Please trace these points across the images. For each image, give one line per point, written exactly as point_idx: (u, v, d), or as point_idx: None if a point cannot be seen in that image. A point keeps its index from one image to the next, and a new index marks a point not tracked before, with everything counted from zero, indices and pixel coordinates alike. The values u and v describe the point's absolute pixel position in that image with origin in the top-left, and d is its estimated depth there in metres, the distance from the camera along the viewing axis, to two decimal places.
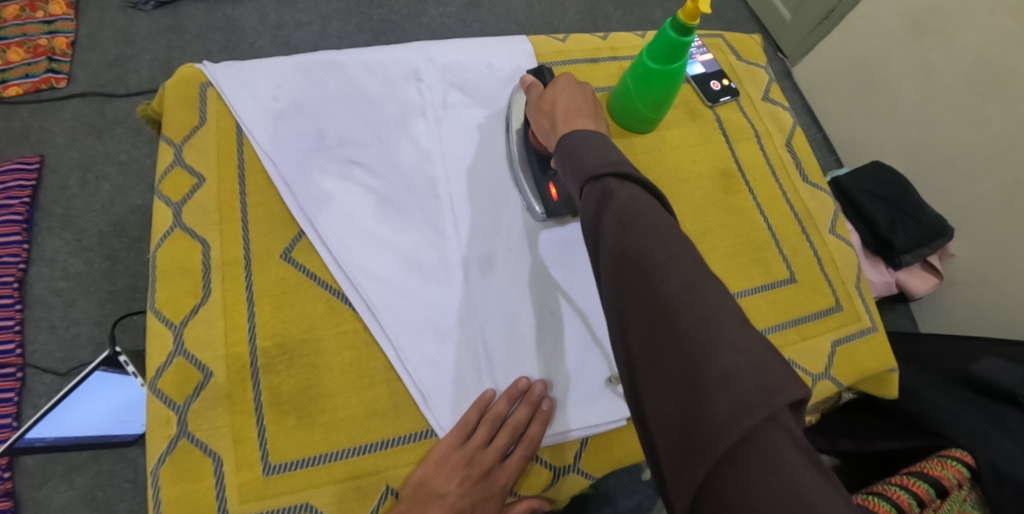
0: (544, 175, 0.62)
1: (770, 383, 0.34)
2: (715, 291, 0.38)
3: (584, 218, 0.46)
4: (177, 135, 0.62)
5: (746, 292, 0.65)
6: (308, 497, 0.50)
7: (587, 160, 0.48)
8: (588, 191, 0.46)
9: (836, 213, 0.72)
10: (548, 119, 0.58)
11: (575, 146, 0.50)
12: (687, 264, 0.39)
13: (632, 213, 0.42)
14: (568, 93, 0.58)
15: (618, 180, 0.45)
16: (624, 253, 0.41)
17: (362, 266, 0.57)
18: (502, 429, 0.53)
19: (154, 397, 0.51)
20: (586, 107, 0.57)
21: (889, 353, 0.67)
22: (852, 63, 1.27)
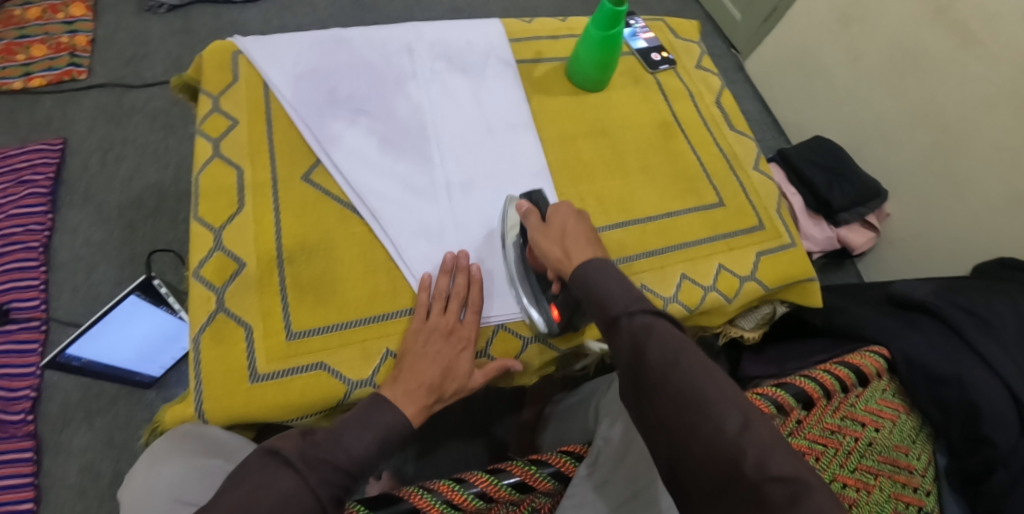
0: (545, 291, 0.67)
1: (825, 510, 0.44)
2: (760, 428, 0.48)
3: (619, 349, 0.56)
4: (215, 89, 0.76)
5: (682, 212, 0.78)
6: (322, 357, 0.61)
7: (614, 298, 0.59)
8: (623, 326, 0.57)
9: (758, 155, 0.87)
10: (554, 244, 0.64)
11: (596, 278, 0.60)
12: (733, 405, 0.50)
13: (671, 352, 0.53)
14: (580, 222, 0.66)
15: (654, 322, 0.56)
16: (666, 388, 0.52)
17: (367, 186, 0.70)
18: (451, 298, 0.64)
19: (196, 281, 0.63)
20: (594, 235, 0.65)
21: (806, 264, 0.80)
22: (795, 55, 1.46)
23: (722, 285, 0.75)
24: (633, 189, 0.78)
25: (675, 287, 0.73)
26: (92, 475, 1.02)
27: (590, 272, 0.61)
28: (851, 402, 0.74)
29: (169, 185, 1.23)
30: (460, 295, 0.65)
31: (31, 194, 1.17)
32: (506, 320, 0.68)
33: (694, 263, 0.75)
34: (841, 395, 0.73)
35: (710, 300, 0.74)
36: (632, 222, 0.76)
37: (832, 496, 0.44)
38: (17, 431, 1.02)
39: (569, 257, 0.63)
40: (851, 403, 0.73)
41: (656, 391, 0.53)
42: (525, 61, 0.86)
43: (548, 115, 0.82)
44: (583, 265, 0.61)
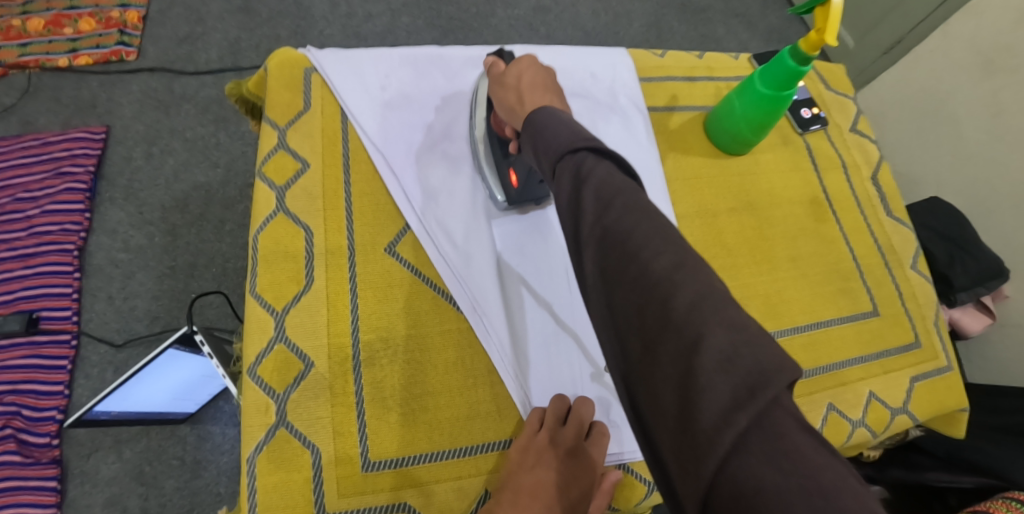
0: (505, 161, 0.60)
1: (777, 355, 0.30)
2: (703, 269, 0.34)
3: (558, 193, 0.42)
4: (281, 118, 0.62)
5: (834, 320, 0.66)
6: (406, 497, 0.50)
7: (561, 137, 0.44)
8: (561, 169, 0.42)
9: (918, 250, 0.75)
10: (512, 98, 0.53)
11: (542, 123, 0.46)
12: (669, 240, 0.36)
13: (610, 193, 0.38)
14: (530, 69, 0.54)
15: (597, 161, 0.41)
16: (604, 236, 0.38)
17: (467, 257, 0.59)
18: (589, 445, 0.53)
19: (252, 383, 0.52)
20: (553, 82, 0.54)
21: (963, 391, 0.70)
22: (924, 96, 1.30)
23: (872, 420, 0.64)
24: (781, 286, 0.66)
25: (821, 422, 0.62)
26: (118, 511, 0.93)
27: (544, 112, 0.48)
28: None
29: (215, 188, 1.12)
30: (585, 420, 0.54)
31: (69, 188, 1.07)
32: (628, 460, 0.56)
33: (844, 389, 0.64)
34: None
35: (858, 439, 0.63)
36: (827, 322, 0.66)
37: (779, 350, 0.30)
38: (41, 456, 0.93)
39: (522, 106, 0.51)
40: None
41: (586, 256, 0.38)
42: (658, 108, 0.71)
43: (684, 184, 0.68)
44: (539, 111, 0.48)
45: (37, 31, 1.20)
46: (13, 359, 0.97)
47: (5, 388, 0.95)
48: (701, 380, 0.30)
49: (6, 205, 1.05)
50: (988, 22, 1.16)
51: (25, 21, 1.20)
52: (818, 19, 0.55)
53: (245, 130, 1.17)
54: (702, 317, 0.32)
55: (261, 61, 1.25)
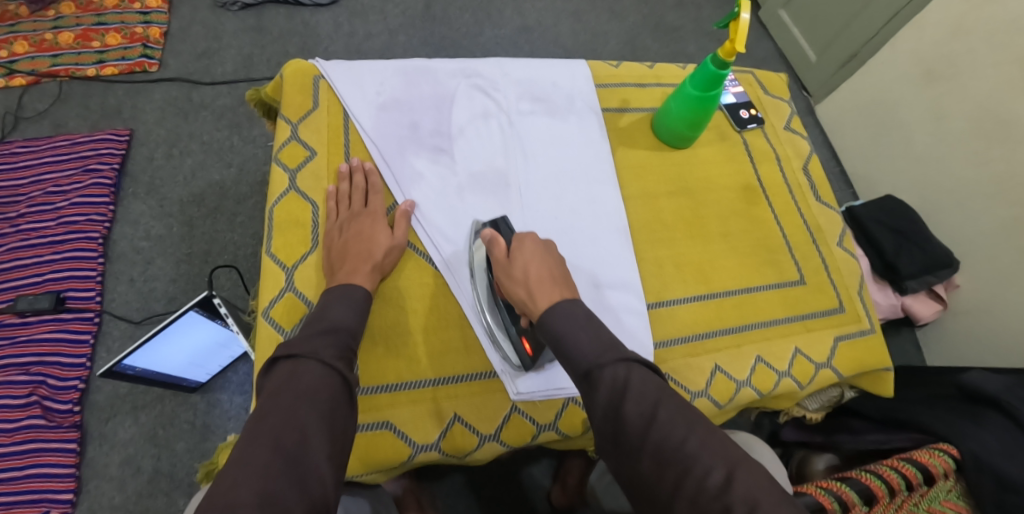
0: (516, 328, 0.64)
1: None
2: (749, 475, 0.46)
3: (596, 401, 0.53)
4: (294, 115, 0.75)
5: (763, 286, 0.78)
6: (388, 414, 0.61)
7: (586, 347, 0.55)
8: (602, 378, 0.53)
9: (843, 229, 0.86)
10: (518, 282, 0.61)
11: (557, 321, 0.57)
12: (713, 454, 0.47)
13: (650, 404, 0.50)
14: (538, 261, 0.62)
15: (629, 368, 0.53)
16: (649, 444, 0.49)
17: (443, 234, 0.69)
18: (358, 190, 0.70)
19: (265, 322, 0.64)
20: (557, 269, 0.62)
21: (882, 350, 0.80)
22: (873, 106, 1.42)
23: (796, 371, 0.75)
24: (714, 256, 0.77)
25: (749, 370, 0.73)
26: (132, 470, 1.02)
27: (557, 314, 0.57)
28: (917, 503, 0.70)
29: (229, 185, 1.24)
30: (371, 189, 0.71)
31: (96, 183, 1.19)
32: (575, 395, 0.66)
33: (770, 345, 0.75)
34: (906, 493, 0.70)
35: (784, 387, 0.74)
36: (755, 288, 0.77)
37: None
38: (63, 420, 1.03)
39: (533, 300, 0.60)
40: (916, 503, 0.70)
41: (642, 465, 0.49)
42: (611, 109, 0.84)
43: (631, 171, 0.80)
44: (557, 306, 0.58)
45: (68, 44, 1.33)
46: (42, 333, 1.08)
47: (33, 359, 1.06)
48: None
49: (39, 198, 1.17)
50: (926, 36, 1.27)
51: (59, 35, 1.34)
52: (731, 31, 0.67)
53: (257, 135, 1.30)
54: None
55: (272, 74, 1.38)
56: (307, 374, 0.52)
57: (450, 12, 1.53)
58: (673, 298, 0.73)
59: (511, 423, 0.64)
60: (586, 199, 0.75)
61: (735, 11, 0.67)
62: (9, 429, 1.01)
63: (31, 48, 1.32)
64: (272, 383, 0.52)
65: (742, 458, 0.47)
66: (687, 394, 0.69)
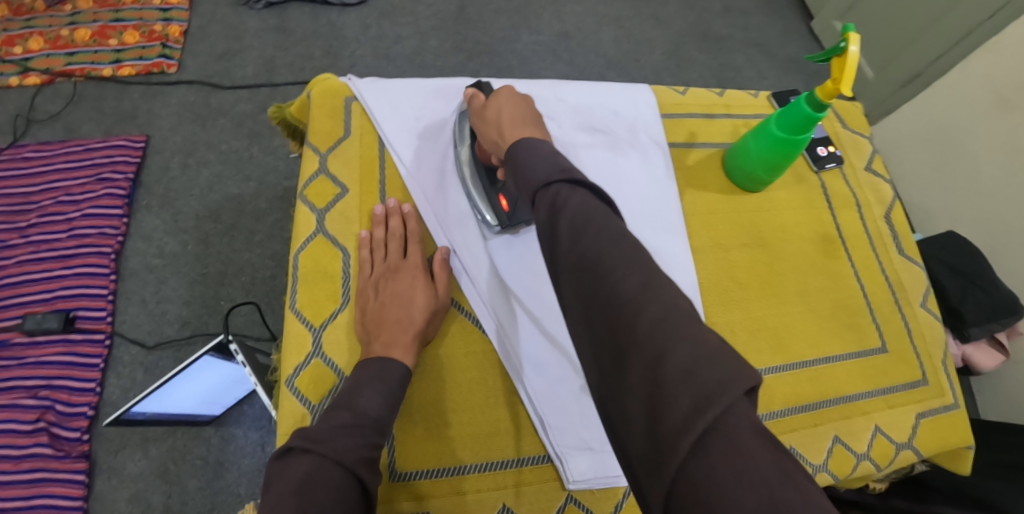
0: (494, 187, 0.63)
1: (738, 371, 0.34)
2: (671, 289, 0.39)
3: (537, 219, 0.46)
4: (323, 145, 0.67)
5: (841, 356, 0.69)
6: (427, 506, 0.54)
7: (539, 171, 0.48)
8: (540, 198, 0.46)
9: (927, 288, 0.77)
10: (493, 131, 0.58)
11: (521, 155, 0.51)
12: (639, 263, 0.41)
13: (583, 218, 0.43)
14: (512, 107, 0.58)
15: (574, 189, 0.46)
16: (580, 259, 0.42)
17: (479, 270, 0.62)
18: (391, 239, 0.62)
19: (289, 393, 0.57)
20: (529, 113, 0.58)
21: (968, 430, 0.72)
22: (936, 131, 1.32)
23: (876, 453, 0.66)
24: (789, 320, 0.69)
25: (825, 453, 0.65)
26: (141, 507, 0.97)
27: (526, 147, 0.52)
28: None
29: (247, 199, 1.17)
30: (410, 236, 0.63)
31: (109, 194, 1.12)
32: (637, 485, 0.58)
33: (850, 423, 0.66)
34: None
35: (862, 472, 0.66)
36: (833, 358, 0.69)
37: (735, 358, 0.35)
38: (71, 450, 0.97)
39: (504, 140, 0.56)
40: None
41: (570, 278, 0.43)
42: (677, 144, 0.75)
43: (697, 217, 0.72)
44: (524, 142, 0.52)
45: (83, 41, 1.26)
46: (50, 355, 1.02)
47: (41, 383, 1.00)
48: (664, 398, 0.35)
49: (49, 208, 1.11)
50: (1003, 59, 1.16)
51: (74, 31, 1.26)
52: (835, 69, 0.58)
53: (277, 145, 1.22)
54: (664, 336, 0.36)
55: (295, 79, 1.30)
56: (321, 482, 0.44)
57: (484, 16, 1.43)
58: None
59: None
60: (649, 248, 0.67)
61: (838, 45, 0.58)
62: (15, 456, 0.95)
63: (45, 44, 1.25)
64: (284, 483, 0.44)
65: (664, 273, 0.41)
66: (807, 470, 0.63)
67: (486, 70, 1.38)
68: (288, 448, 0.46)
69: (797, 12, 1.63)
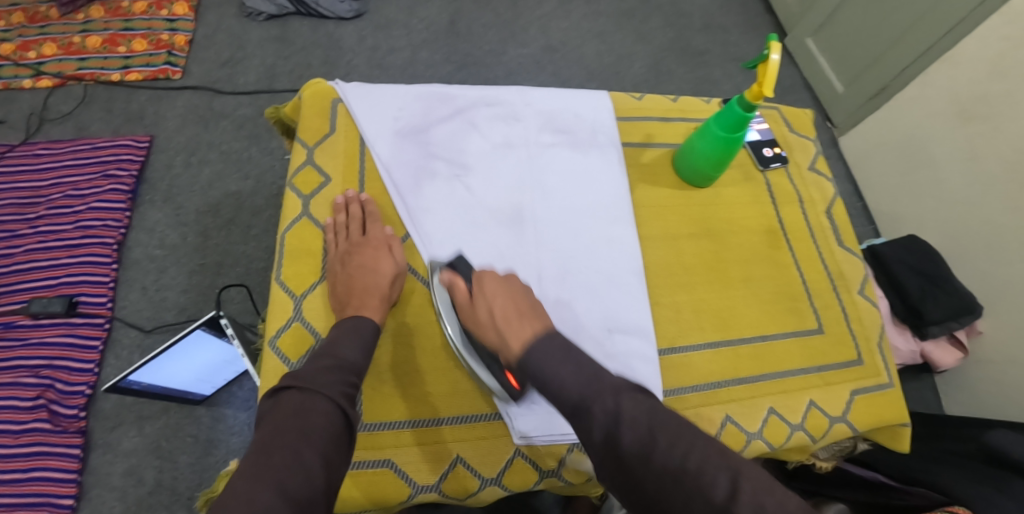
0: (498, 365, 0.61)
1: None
2: (756, 479, 0.44)
3: (594, 440, 0.49)
4: (311, 139, 0.75)
5: (780, 335, 0.75)
6: (389, 455, 0.60)
7: (569, 379, 0.51)
8: (595, 411, 0.49)
9: (865, 277, 0.83)
10: (489, 319, 0.58)
11: (540, 359, 0.53)
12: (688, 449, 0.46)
13: (644, 429, 0.47)
14: (508, 298, 0.59)
15: (618, 397, 0.50)
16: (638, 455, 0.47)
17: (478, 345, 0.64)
18: (352, 220, 0.69)
19: (272, 352, 0.63)
20: (522, 301, 0.59)
21: (902, 407, 0.78)
22: (902, 142, 1.39)
23: (810, 425, 0.72)
24: (732, 302, 0.75)
25: (761, 423, 0.70)
26: (134, 480, 1.02)
27: (536, 352, 0.54)
28: None
29: (245, 197, 1.24)
30: (368, 218, 0.69)
31: (114, 189, 1.19)
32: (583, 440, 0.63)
33: (785, 396, 0.72)
34: None
35: (796, 441, 0.71)
36: (772, 336, 0.75)
37: None
38: (69, 425, 1.03)
39: (506, 343, 0.56)
40: None
41: (642, 487, 0.46)
42: (632, 144, 0.82)
43: (652, 209, 0.78)
44: (533, 346, 0.54)
45: (96, 48, 1.35)
46: (53, 336, 1.08)
47: (43, 362, 1.06)
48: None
49: (57, 201, 1.18)
50: (963, 73, 1.23)
51: (86, 38, 1.35)
52: (760, 74, 0.65)
53: (275, 147, 1.30)
54: (746, 509, 0.42)
55: (294, 86, 1.38)
56: (314, 410, 0.51)
57: (474, 29, 1.52)
58: (688, 344, 0.72)
59: (513, 468, 0.62)
60: (603, 238, 0.74)
61: (764, 53, 0.65)
62: (15, 431, 1.01)
63: (59, 50, 1.33)
64: (280, 414, 0.50)
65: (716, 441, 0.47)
66: (743, 437, 0.69)
67: (474, 80, 1.46)
68: (278, 388, 0.52)
69: (773, 30, 1.71)
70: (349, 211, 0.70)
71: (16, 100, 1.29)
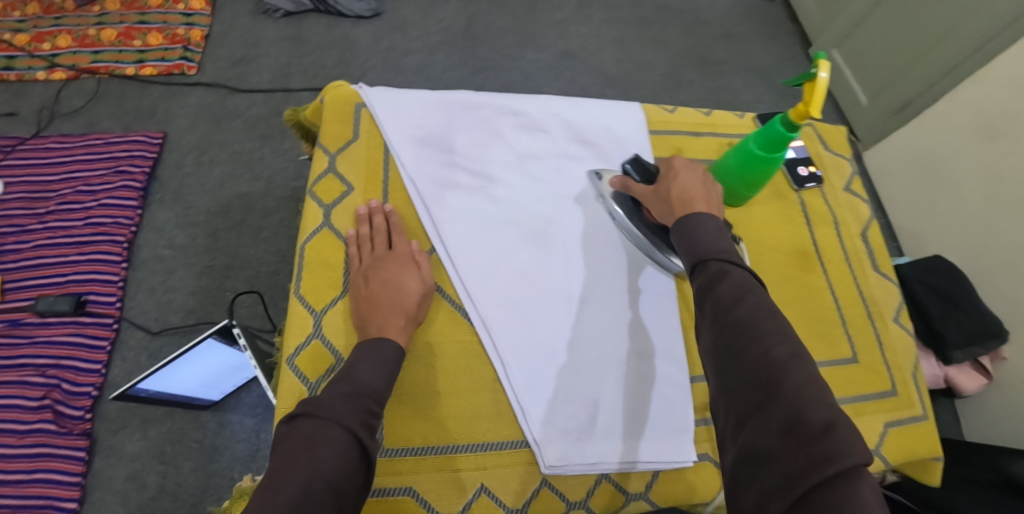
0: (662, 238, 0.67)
1: (859, 443, 0.38)
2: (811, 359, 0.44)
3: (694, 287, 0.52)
4: (333, 145, 0.72)
5: (813, 364, 0.73)
6: (411, 482, 0.58)
7: (708, 241, 0.53)
8: (707, 267, 0.51)
9: (900, 304, 0.81)
10: (664, 194, 0.62)
11: (691, 227, 0.56)
12: (790, 336, 0.45)
13: (745, 291, 0.48)
14: (691, 176, 0.62)
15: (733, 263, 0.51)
16: (730, 322, 0.47)
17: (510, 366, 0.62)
18: (376, 231, 0.66)
19: (290, 371, 0.61)
20: (708, 188, 0.61)
21: (936, 441, 0.75)
22: (926, 159, 1.36)
23: None
24: None
25: None
26: (137, 486, 1.00)
27: (695, 223, 0.56)
28: None
29: (256, 198, 1.22)
30: (391, 229, 0.67)
31: (125, 186, 1.17)
32: (611, 471, 0.61)
33: None
34: None
35: None
36: None
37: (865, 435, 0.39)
38: (74, 427, 1.00)
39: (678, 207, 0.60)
40: None
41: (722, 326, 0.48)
42: (663, 158, 0.80)
43: None
44: (692, 215, 0.57)
45: (109, 41, 1.32)
46: (59, 335, 1.06)
47: (49, 362, 1.04)
48: (795, 445, 0.39)
49: (67, 196, 1.15)
50: (992, 90, 1.20)
51: (100, 31, 1.33)
52: (806, 92, 0.63)
53: (288, 148, 1.28)
54: (789, 373, 0.42)
55: (308, 85, 1.36)
56: (325, 436, 0.48)
57: (491, 33, 1.50)
58: None
59: (538, 499, 0.60)
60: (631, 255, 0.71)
61: (811, 71, 0.62)
62: (19, 431, 0.98)
63: (72, 42, 1.31)
64: (292, 442, 0.48)
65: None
66: None
67: (491, 84, 1.43)
68: (294, 414, 0.50)
69: (794, 40, 1.68)
70: (371, 223, 0.67)
71: (28, 93, 1.27)
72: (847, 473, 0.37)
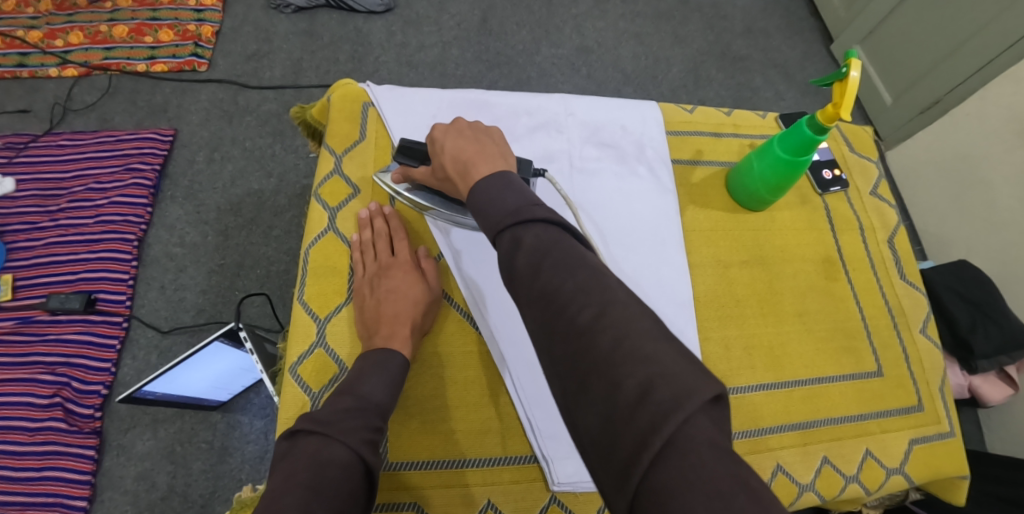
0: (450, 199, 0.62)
1: (679, 395, 0.37)
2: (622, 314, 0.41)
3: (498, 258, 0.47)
4: (339, 146, 0.70)
5: (836, 378, 0.70)
6: (417, 497, 0.56)
7: (505, 203, 0.48)
8: (501, 240, 0.47)
9: (928, 314, 0.77)
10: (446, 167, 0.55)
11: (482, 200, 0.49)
12: (596, 293, 0.42)
13: (540, 252, 0.45)
14: (459, 138, 0.56)
15: (527, 223, 0.46)
16: (539, 294, 0.44)
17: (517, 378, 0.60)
18: (376, 236, 0.65)
19: (293, 380, 0.59)
20: (483, 142, 0.55)
21: (963, 459, 0.72)
22: (955, 159, 1.31)
23: (865, 477, 0.67)
24: (786, 340, 0.70)
25: (813, 473, 0.65)
26: (147, 485, 1.00)
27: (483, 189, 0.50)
28: None
29: (267, 196, 1.21)
30: (394, 234, 0.65)
31: (135, 183, 1.16)
32: None
33: (840, 444, 0.67)
34: None
35: (850, 494, 0.66)
36: (828, 379, 0.69)
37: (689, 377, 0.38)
38: (84, 425, 1.00)
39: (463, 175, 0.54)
40: None
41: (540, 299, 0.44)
42: (682, 161, 0.77)
43: (702, 234, 0.73)
44: (476, 183, 0.51)
45: (121, 37, 1.32)
46: (71, 333, 1.06)
47: (60, 360, 1.04)
48: (620, 420, 0.39)
49: (79, 194, 1.15)
50: None
51: (112, 27, 1.32)
52: (835, 93, 0.59)
53: (298, 145, 1.26)
54: (598, 330, 0.41)
55: (320, 81, 1.34)
56: (326, 457, 0.47)
57: (507, 27, 1.47)
58: (738, 385, 0.67)
59: None
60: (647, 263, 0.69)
61: (841, 71, 0.59)
62: (31, 429, 0.99)
63: (85, 39, 1.31)
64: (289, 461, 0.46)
65: (620, 295, 0.43)
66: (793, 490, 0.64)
67: (505, 80, 1.41)
68: (295, 430, 0.49)
69: (819, 35, 1.63)
70: (376, 227, 0.66)
71: (41, 90, 1.27)
72: (673, 424, 0.37)
